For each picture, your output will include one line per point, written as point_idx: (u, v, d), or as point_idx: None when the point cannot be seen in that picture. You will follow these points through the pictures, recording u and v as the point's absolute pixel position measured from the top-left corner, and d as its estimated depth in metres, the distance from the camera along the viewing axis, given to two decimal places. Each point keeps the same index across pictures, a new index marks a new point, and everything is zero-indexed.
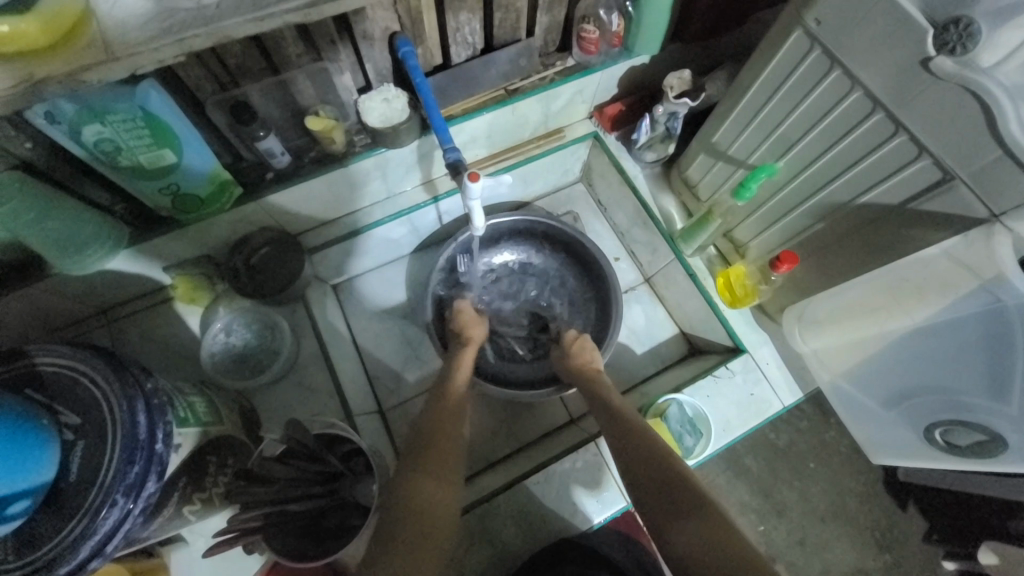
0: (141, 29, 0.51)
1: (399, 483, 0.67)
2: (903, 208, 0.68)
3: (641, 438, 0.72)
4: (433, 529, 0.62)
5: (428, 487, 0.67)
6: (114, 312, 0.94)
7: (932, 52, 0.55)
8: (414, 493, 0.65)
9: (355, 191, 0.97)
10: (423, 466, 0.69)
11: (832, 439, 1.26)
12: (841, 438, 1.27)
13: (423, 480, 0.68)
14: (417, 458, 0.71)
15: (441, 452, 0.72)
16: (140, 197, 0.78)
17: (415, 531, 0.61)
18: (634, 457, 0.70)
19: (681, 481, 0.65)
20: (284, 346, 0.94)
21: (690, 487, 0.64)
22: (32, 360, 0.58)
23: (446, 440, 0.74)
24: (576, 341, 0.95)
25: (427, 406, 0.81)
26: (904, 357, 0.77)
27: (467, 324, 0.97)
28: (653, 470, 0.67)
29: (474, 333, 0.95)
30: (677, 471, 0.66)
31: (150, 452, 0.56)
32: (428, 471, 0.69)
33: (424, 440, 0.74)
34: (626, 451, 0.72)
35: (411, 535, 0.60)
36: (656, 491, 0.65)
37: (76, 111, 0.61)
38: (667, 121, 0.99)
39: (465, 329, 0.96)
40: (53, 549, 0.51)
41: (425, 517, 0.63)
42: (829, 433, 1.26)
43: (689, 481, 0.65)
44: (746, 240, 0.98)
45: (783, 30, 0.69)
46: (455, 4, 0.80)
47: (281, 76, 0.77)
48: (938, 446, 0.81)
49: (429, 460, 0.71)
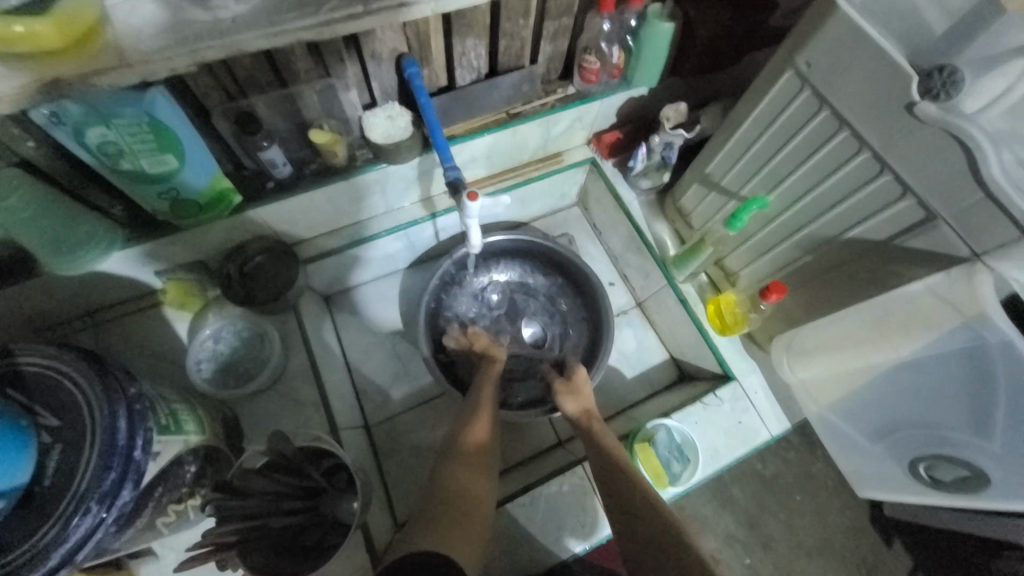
0: (155, 38, 0.53)
1: (441, 473, 0.72)
2: (889, 244, 0.70)
3: (638, 493, 0.72)
4: (461, 507, 0.66)
5: (461, 471, 0.72)
6: (100, 314, 0.93)
7: (916, 96, 0.58)
8: (456, 476, 0.71)
9: (354, 204, 0.98)
10: (463, 454, 0.75)
11: (818, 472, 1.26)
12: (827, 472, 1.27)
13: (455, 474, 0.71)
14: (460, 447, 0.77)
15: (475, 444, 0.78)
16: (137, 200, 0.78)
17: (446, 511, 0.65)
18: (627, 510, 0.70)
19: (672, 534, 0.65)
20: (272, 355, 0.93)
21: (676, 531, 0.65)
22: (14, 360, 0.57)
23: (472, 436, 0.79)
24: (577, 379, 0.92)
25: (463, 408, 0.87)
26: (895, 394, 0.77)
27: (488, 343, 1.00)
28: (652, 525, 0.67)
29: (497, 352, 0.98)
30: (671, 524, 0.67)
31: (128, 459, 0.55)
32: (466, 457, 0.75)
33: (459, 441, 0.78)
34: (621, 501, 0.72)
35: (435, 514, 0.64)
36: (649, 549, 0.64)
37: (81, 113, 0.62)
38: (663, 150, 1.02)
39: (487, 347, 0.99)
40: (20, 558, 0.50)
41: (450, 501, 0.67)
42: (815, 465, 1.26)
43: (680, 532, 0.65)
44: (737, 268, 1.00)
45: (777, 70, 0.72)
46: (463, 30, 0.83)
47: (288, 89, 0.79)
48: (924, 481, 0.81)
49: (465, 450, 0.76)
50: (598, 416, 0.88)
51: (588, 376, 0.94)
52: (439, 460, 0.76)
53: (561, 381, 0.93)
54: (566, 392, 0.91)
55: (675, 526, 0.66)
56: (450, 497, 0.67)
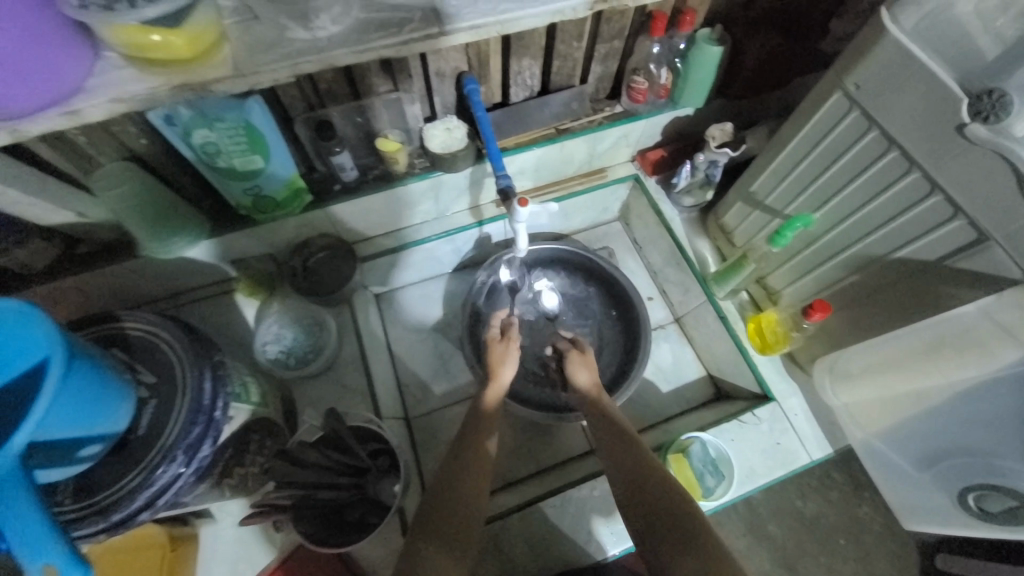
0: (263, 52, 0.62)
1: (447, 479, 0.73)
2: (940, 264, 0.70)
3: (649, 474, 0.70)
4: (457, 519, 0.68)
5: (462, 484, 0.73)
6: (183, 297, 1.03)
7: (966, 118, 0.59)
8: (462, 488, 0.72)
9: (408, 208, 1.05)
10: (468, 467, 0.75)
11: (864, 515, 1.19)
12: (875, 516, 1.19)
13: (461, 480, 0.73)
14: (464, 458, 0.76)
15: (481, 457, 0.77)
16: (225, 194, 0.87)
17: (450, 529, 0.67)
18: (638, 490, 0.69)
19: (683, 513, 0.64)
20: (329, 342, 1.01)
21: (688, 515, 0.64)
22: (121, 324, 0.66)
23: (479, 447, 0.79)
24: (586, 364, 0.91)
25: (469, 418, 0.85)
26: (944, 424, 0.75)
27: (496, 362, 0.91)
28: (662, 505, 0.66)
29: (500, 374, 0.89)
30: (684, 506, 0.66)
31: (210, 418, 0.63)
32: (469, 472, 0.74)
33: (468, 442, 0.79)
34: (630, 478, 0.71)
35: (436, 533, 0.66)
36: (657, 525, 0.64)
37: (191, 116, 0.72)
38: (707, 168, 1.04)
39: (492, 367, 0.90)
40: (109, 496, 0.57)
41: (449, 518, 0.68)
42: (861, 508, 1.19)
43: (689, 508, 0.65)
44: (780, 287, 1.00)
45: (824, 92, 0.74)
46: (520, 51, 0.89)
47: (361, 101, 0.87)
48: (971, 512, 0.76)
49: (467, 463, 0.76)
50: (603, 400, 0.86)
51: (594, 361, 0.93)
52: (446, 465, 0.76)
53: (575, 351, 0.93)
54: (579, 361, 0.91)
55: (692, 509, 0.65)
56: (452, 516, 0.68)
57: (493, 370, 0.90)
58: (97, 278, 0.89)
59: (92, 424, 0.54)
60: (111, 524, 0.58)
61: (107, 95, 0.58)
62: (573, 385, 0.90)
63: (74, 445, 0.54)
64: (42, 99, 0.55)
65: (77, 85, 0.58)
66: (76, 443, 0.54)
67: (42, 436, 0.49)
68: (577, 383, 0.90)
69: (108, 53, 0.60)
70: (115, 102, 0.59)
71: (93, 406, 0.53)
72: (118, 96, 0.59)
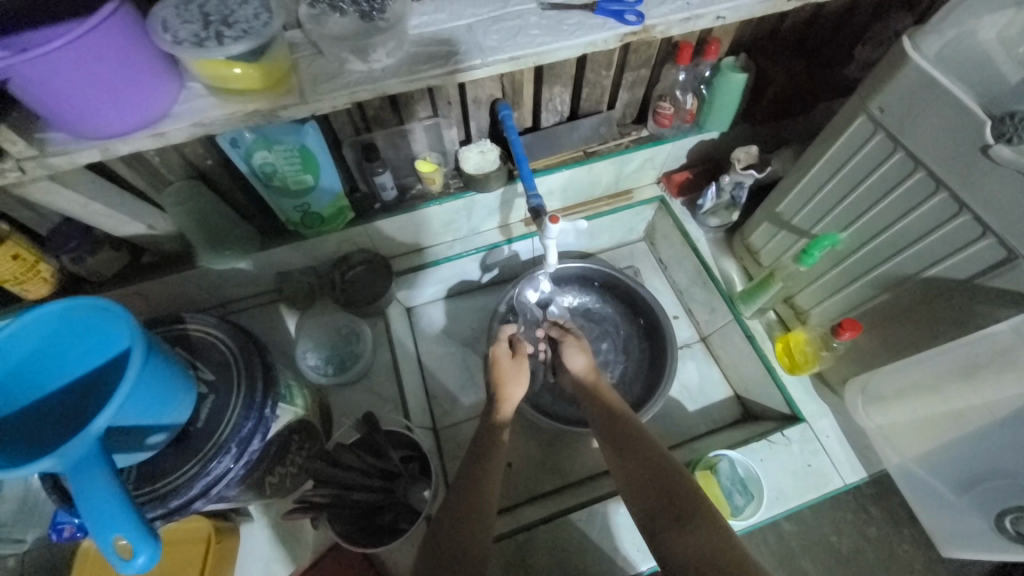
0: (326, 82, 0.69)
1: (461, 487, 0.71)
2: (970, 283, 0.70)
3: (653, 465, 0.71)
4: (469, 508, 0.68)
5: (473, 492, 0.70)
6: (230, 306, 1.10)
7: (990, 140, 0.60)
8: (476, 495, 0.70)
9: (442, 226, 1.10)
10: (484, 473, 0.73)
11: (905, 554, 1.12)
12: (916, 554, 1.13)
13: (480, 470, 0.73)
14: (476, 464, 0.74)
15: (497, 450, 0.77)
16: (276, 210, 0.95)
17: (460, 542, 0.63)
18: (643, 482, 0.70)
19: (691, 504, 0.65)
20: (365, 351, 1.06)
21: (694, 502, 0.65)
22: (185, 326, 0.73)
23: (496, 440, 0.79)
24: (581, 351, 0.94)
25: (480, 427, 0.83)
26: (984, 447, 0.73)
27: (503, 379, 0.89)
28: (667, 496, 0.67)
29: (508, 392, 0.88)
30: (691, 495, 0.66)
31: (261, 414, 0.67)
32: (487, 478, 0.72)
33: (489, 437, 0.80)
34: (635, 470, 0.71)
35: (447, 542, 0.63)
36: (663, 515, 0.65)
37: (253, 139, 0.80)
38: (732, 189, 1.07)
39: (499, 386, 0.88)
40: (169, 484, 0.62)
41: (463, 528, 0.65)
42: (902, 546, 1.13)
43: (697, 498, 0.66)
44: (808, 306, 1.00)
45: (848, 115, 0.77)
46: (552, 79, 0.95)
47: (404, 126, 0.94)
48: (1009, 536, 0.72)
49: (487, 454, 0.76)
50: (603, 390, 0.89)
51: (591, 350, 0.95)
52: (462, 469, 0.74)
53: (571, 336, 0.97)
54: (574, 346, 0.95)
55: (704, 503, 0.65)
56: (468, 525, 0.66)
57: (500, 390, 0.88)
58: (157, 286, 0.97)
59: (161, 413, 0.59)
60: (168, 510, 0.63)
61: (189, 119, 0.66)
62: (570, 370, 0.93)
63: (143, 433, 0.59)
64: (133, 123, 0.63)
65: (165, 111, 0.65)
66: (145, 430, 0.59)
67: (119, 421, 0.55)
68: (574, 368, 0.93)
69: (191, 83, 0.68)
70: (196, 126, 0.66)
71: (162, 396, 0.59)
72: (198, 120, 0.66)
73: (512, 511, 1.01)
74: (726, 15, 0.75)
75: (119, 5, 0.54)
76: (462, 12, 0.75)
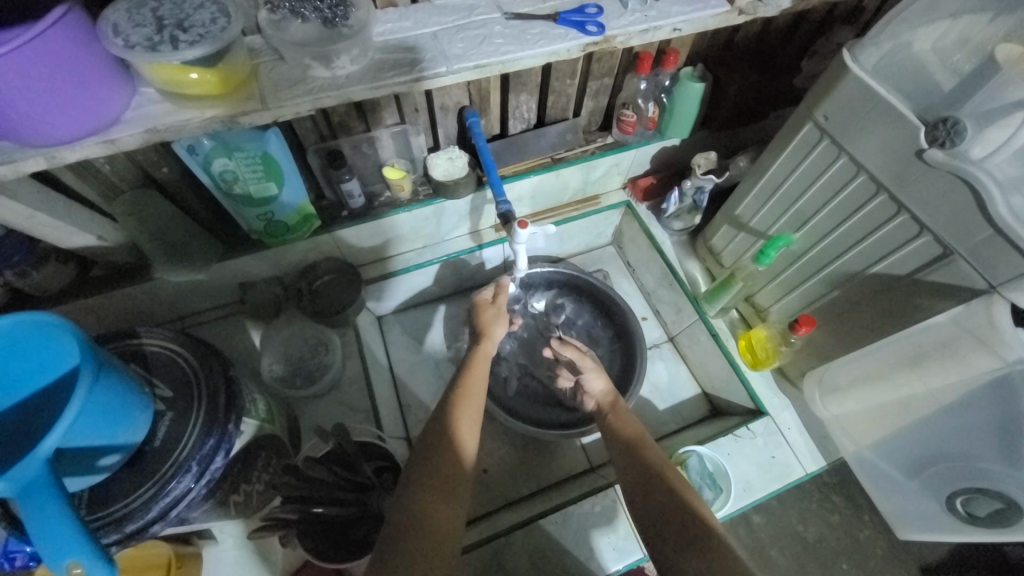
0: (288, 89, 0.68)
1: (441, 421, 0.73)
2: (911, 279, 0.75)
3: (653, 475, 0.72)
4: (431, 498, 0.63)
5: (448, 464, 0.68)
6: (190, 319, 1.06)
7: (925, 144, 0.65)
8: (461, 429, 0.72)
9: (413, 232, 1.10)
10: (466, 413, 0.75)
11: (866, 539, 1.18)
12: (877, 540, 1.18)
13: (446, 460, 0.68)
14: (460, 405, 0.76)
15: (461, 438, 0.71)
16: (239, 219, 0.92)
17: (442, 477, 0.66)
18: (644, 491, 0.71)
19: (683, 511, 0.66)
20: (334, 362, 1.04)
21: (697, 520, 0.64)
22: (141, 342, 0.70)
23: (460, 428, 0.73)
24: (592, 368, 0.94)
25: (460, 369, 0.86)
26: (930, 432, 0.78)
27: (488, 322, 0.94)
28: (664, 504, 0.68)
29: (492, 332, 0.92)
30: (683, 502, 0.67)
31: (223, 430, 0.65)
32: (469, 416, 0.75)
33: (455, 417, 0.74)
34: (635, 479, 0.73)
35: (428, 475, 0.65)
36: (664, 526, 0.66)
37: (212, 146, 0.77)
38: (694, 194, 1.11)
39: (485, 326, 0.93)
40: (121, 510, 0.59)
41: (442, 459, 0.68)
42: (863, 532, 1.18)
43: (692, 507, 0.66)
44: (768, 304, 1.05)
45: (798, 122, 0.81)
46: (518, 87, 0.96)
47: (371, 132, 0.94)
48: (960, 517, 0.78)
49: (453, 441, 0.70)
50: (613, 405, 0.89)
51: (600, 364, 0.96)
52: (443, 407, 0.76)
53: (588, 358, 0.97)
54: (592, 366, 0.95)
55: (696, 508, 0.66)
56: (447, 459, 0.68)
57: (486, 328, 0.93)
58: (108, 301, 0.92)
59: (114, 433, 0.56)
60: (124, 535, 0.60)
61: (143, 126, 0.64)
62: (589, 392, 0.94)
63: (96, 453, 0.56)
64: (83, 129, 0.60)
65: (115, 117, 0.63)
66: (97, 452, 0.56)
67: (67, 443, 0.51)
68: (591, 389, 0.94)
69: (145, 89, 0.66)
70: (149, 132, 0.64)
71: (117, 415, 0.56)
72: (152, 126, 0.64)
73: (488, 517, 1.00)
74: (683, 27, 0.78)
75: (69, 8, 0.52)
76: (426, 20, 0.75)
